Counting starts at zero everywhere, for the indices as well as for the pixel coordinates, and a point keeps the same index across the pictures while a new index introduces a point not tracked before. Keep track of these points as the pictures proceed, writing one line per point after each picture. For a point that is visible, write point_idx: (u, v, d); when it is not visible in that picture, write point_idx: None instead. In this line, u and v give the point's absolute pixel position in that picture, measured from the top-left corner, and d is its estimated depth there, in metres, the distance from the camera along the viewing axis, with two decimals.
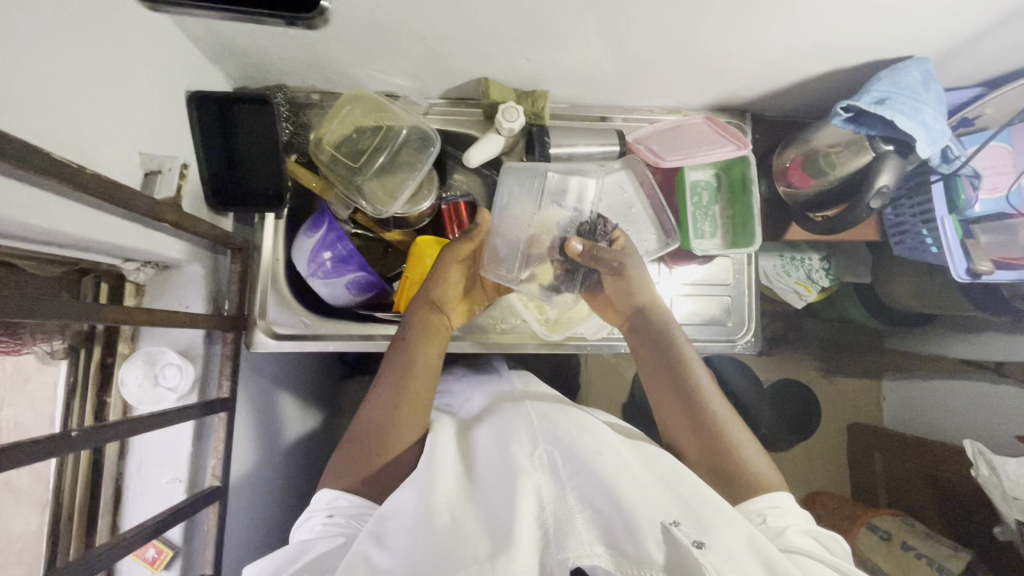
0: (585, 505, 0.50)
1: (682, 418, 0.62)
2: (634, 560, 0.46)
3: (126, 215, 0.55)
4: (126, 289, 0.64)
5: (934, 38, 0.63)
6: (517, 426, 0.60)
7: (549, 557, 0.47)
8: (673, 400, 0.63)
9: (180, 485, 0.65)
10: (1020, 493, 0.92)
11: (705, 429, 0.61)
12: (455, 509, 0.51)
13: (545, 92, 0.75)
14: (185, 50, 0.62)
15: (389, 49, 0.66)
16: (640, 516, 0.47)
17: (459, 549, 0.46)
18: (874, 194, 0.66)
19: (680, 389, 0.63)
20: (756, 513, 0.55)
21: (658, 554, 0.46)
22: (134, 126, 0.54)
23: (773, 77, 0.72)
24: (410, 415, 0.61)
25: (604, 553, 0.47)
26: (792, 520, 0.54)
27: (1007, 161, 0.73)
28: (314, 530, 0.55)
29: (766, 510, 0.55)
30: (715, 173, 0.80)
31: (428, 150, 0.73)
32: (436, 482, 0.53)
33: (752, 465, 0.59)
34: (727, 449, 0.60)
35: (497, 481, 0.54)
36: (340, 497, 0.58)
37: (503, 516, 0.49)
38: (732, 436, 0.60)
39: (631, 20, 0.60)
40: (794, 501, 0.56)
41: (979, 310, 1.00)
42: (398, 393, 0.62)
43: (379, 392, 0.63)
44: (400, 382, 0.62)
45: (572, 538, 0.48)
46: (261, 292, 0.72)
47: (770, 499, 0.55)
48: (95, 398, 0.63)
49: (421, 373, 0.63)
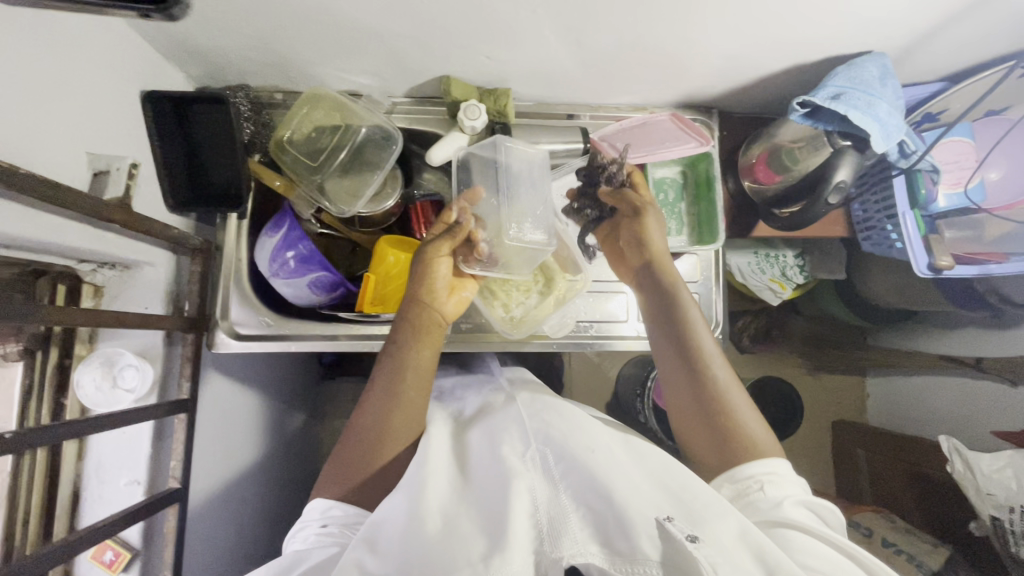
0: (579, 503, 0.50)
1: (682, 377, 0.62)
2: (627, 557, 0.46)
3: (72, 215, 0.54)
4: (85, 289, 0.61)
5: (891, 33, 0.63)
6: (510, 426, 0.60)
7: (544, 554, 0.47)
8: (675, 363, 0.63)
9: (138, 487, 0.65)
10: (994, 489, 0.92)
11: (704, 395, 0.60)
12: (447, 510, 0.51)
13: (508, 90, 0.75)
14: (141, 50, 0.62)
15: (347, 48, 0.66)
16: (634, 512, 0.46)
17: (452, 552, 0.46)
18: (833, 188, 0.67)
19: (682, 348, 0.62)
20: (752, 479, 0.54)
21: (652, 551, 0.45)
22: (83, 126, 0.54)
23: (735, 74, 0.73)
24: (402, 418, 0.61)
25: (598, 552, 0.47)
26: (786, 490, 0.54)
27: (968, 156, 0.74)
28: (308, 542, 0.55)
29: (761, 478, 0.54)
30: (682, 169, 0.81)
31: (390, 148, 0.73)
32: (426, 487, 0.52)
33: (751, 431, 0.58)
34: (725, 414, 0.59)
35: (490, 480, 0.53)
36: (333, 506, 0.57)
37: (496, 516, 0.49)
38: (730, 401, 0.59)
39: (587, 18, 0.60)
40: (792, 469, 0.56)
41: (954, 305, 1.00)
42: (389, 396, 0.61)
43: (372, 395, 0.62)
44: (392, 383, 0.61)
45: (566, 537, 0.48)
46: (222, 292, 0.73)
47: (766, 465, 0.55)
48: (52, 400, 0.61)
49: (413, 374, 0.62)
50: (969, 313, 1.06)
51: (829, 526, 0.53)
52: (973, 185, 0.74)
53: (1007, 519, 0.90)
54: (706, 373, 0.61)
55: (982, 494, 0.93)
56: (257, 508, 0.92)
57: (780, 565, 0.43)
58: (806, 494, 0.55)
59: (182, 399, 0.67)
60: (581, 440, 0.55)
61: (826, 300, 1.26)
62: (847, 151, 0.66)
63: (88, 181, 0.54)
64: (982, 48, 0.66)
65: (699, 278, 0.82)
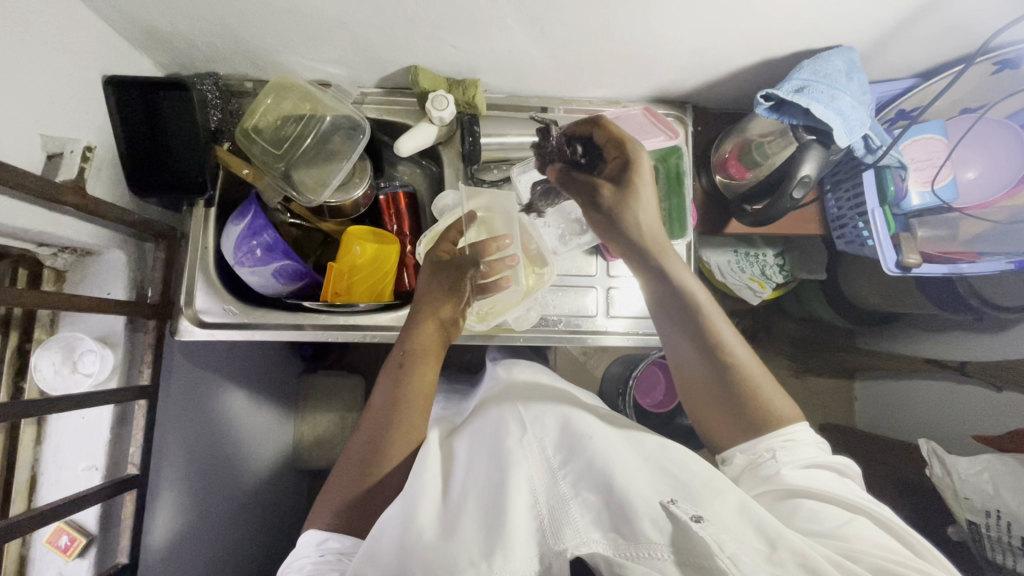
0: (577, 491, 0.50)
1: (700, 366, 0.62)
2: (632, 542, 0.45)
3: (26, 197, 0.53)
4: (46, 274, 0.62)
5: (859, 27, 0.62)
6: (505, 415, 0.60)
7: (547, 548, 0.47)
8: (693, 350, 0.63)
9: (97, 472, 0.64)
10: (970, 493, 0.89)
11: (728, 377, 0.61)
12: (446, 510, 0.51)
13: (476, 80, 0.75)
14: (102, 34, 0.62)
15: (310, 36, 0.65)
16: (635, 497, 0.46)
17: (449, 555, 0.46)
18: (796, 183, 0.66)
19: (698, 339, 0.63)
20: (768, 448, 0.58)
21: (657, 536, 0.44)
22: (35, 108, 0.53)
23: (704, 68, 0.72)
24: (399, 444, 0.59)
25: (602, 538, 0.46)
26: (802, 453, 0.57)
27: (941, 152, 0.73)
28: (305, 570, 0.52)
29: (778, 447, 0.57)
30: (653, 164, 0.77)
31: (357, 137, 0.73)
32: (421, 496, 0.51)
33: (767, 399, 0.60)
34: (748, 390, 0.60)
35: (487, 475, 0.53)
36: (328, 538, 0.55)
37: (496, 509, 0.48)
38: (752, 375, 0.61)
39: (548, 8, 0.60)
40: (811, 433, 0.58)
41: (936, 306, 0.98)
42: (386, 422, 0.60)
43: (370, 422, 0.61)
44: (389, 409, 0.61)
45: (567, 528, 0.47)
46: (187, 279, 0.74)
47: (785, 433, 0.58)
48: (12, 382, 0.61)
49: (413, 400, 0.61)
50: (953, 316, 1.04)
51: (842, 477, 0.57)
52: (942, 183, 0.72)
53: (983, 523, 0.87)
54: (727, 354, 0.62)
55: (959, 499, 0.90)
56: (235, 503, 0.90)
57: (782, 535, 0.44)
58: (818, 453, 0.58)
59: (144, 384, 0.67)
60: (578, 431, 0.55)
61: (813, 301, 1.25)
62: (813, 145, 0.65)
63: (40, 163, 0.54)
64: (954, 44, 0.65)
65: None
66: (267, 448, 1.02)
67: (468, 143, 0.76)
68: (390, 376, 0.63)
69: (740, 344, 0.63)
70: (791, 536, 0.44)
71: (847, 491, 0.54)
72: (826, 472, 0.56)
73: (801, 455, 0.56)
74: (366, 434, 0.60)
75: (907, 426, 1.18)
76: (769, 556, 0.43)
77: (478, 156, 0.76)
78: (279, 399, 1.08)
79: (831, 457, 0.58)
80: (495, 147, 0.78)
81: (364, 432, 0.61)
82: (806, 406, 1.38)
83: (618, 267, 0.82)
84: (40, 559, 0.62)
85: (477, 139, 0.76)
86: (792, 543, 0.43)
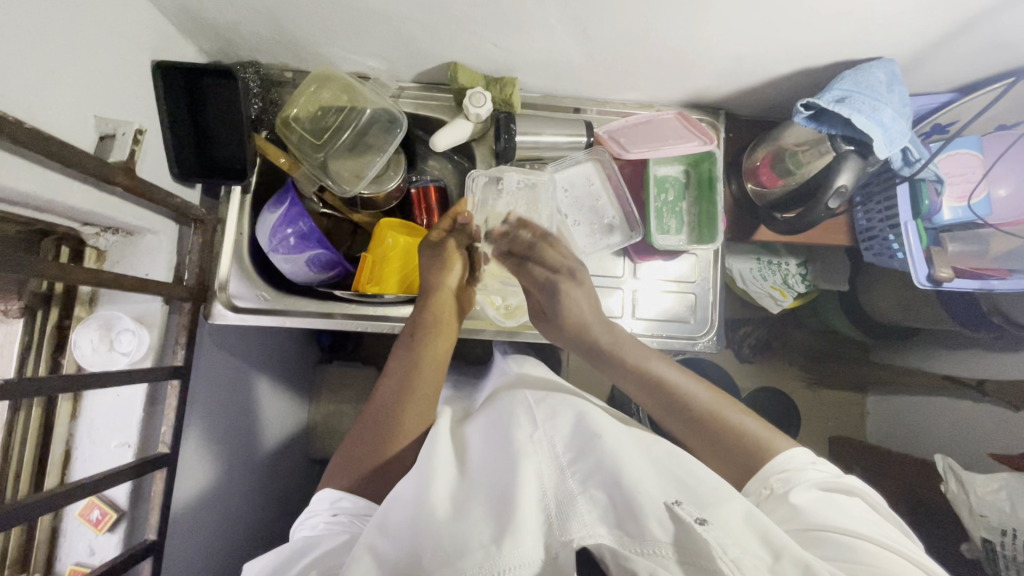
0: (585, 487, 0.49)
1: (678, 423, 0.61)
2: (637, 538, 0.43)
3: (77, 175, 0.54)
4: (88, 253, 0.63)
5: (904, 39, 0.62)
6: (516, 409, 0.61)
7: (554, 539, 0.45)
8: (667, 416, 0.62)
9: (129, 449, 0.65)
10: (986, 511, 0.86)
11: (705, 424, 0.59)
12: (458, 497, 0.50)
13: (514, 79, 0.76)
14: (154, 21, 0.63)
15: (354, 30, 0.66)
16: (642, 496, 0.45)
17: (460, 536, 0.45)
18: (833, 193, 0.68)
19: (657, 397, 0.63)
20: (770, 480, 0.53)
21: (661, 533, 0.43)
22: (88, 91, 0.55)
23: (740, 75, 0.73)
24: (414, 413, 0.61)
25: (608, 533, 0.45)
26: (803, 478, 0.52)
27: (976, 168, 0.74)
28: (318, 528, 0.54)
29: (776, 479, 0.52)
30: (684, 169, 0.81)
31: (394, 131, 0.75)
32: (435, 476, 0.52)
33: (752, 431, 0.57)
34: (724, 429, 0.58)
35: (496, 464, 0.53)
36: (343, 498, 0.56)
37: (505, 497, 0.48)
38: (722, 414, 0.59)
39: (594, 10, 0.60)
40: (807, 455, 0.54)
41: (957, 322, 0.98)
42: (402, 392, 0.62)
43: (385, 392, 0.63)
44: (406, 379, 0.63)
45: (574, 520, 0.46)
46: (222, 264, 0.76)
47: (777, 464, 0.53)
48: (50, 357, 0.61)
49: (427, 370, 0.64)
50: (972, 333, 1.01)
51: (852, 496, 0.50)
52: (978, 199, 0.74)
53: (999, 542, 0.85)
54: (689, 405, 0.61)
55: (975, 515, 0.88)
56: (248, 486, 0.90)
57: (788, 545, 0.41)
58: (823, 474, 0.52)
59: (177, 365, 0.68)
60: (590, 430, 0.54)
61: (830, 313, 1.24)
62: (851, 154, 0.67)
63: (92, 145, 0.56)
64: (995, 60, 0.66)
65: (697, 278, 0.83)
66: (279, 435, 1.01)
67: (504, 140, 0.76)
68: (404, 349, 0.67)
69: (700, 387, 0.63)
70: (801, 550, 0.41)
71: (859, 517, 0.47)
72: (831, 496, 0.49)
73: (801, 481, 0.51)
74: (381, 403, 0.63)
75: (921, 443, 1.16)
76: (772, 567, 0.39)
77: (512, 154, 0.77)
78: (295, 387, 1.08)
79: (839, 478, 0.52)
80: (528, 145, 0.78)
81: (378, 401, 0.63)
82: (817, 417, 1.36)
83: (643, 269, 0.83)
84: (71, 532, 0.63)
85: (513, 135, 0.76)
86: (798, 554, 0.40)
